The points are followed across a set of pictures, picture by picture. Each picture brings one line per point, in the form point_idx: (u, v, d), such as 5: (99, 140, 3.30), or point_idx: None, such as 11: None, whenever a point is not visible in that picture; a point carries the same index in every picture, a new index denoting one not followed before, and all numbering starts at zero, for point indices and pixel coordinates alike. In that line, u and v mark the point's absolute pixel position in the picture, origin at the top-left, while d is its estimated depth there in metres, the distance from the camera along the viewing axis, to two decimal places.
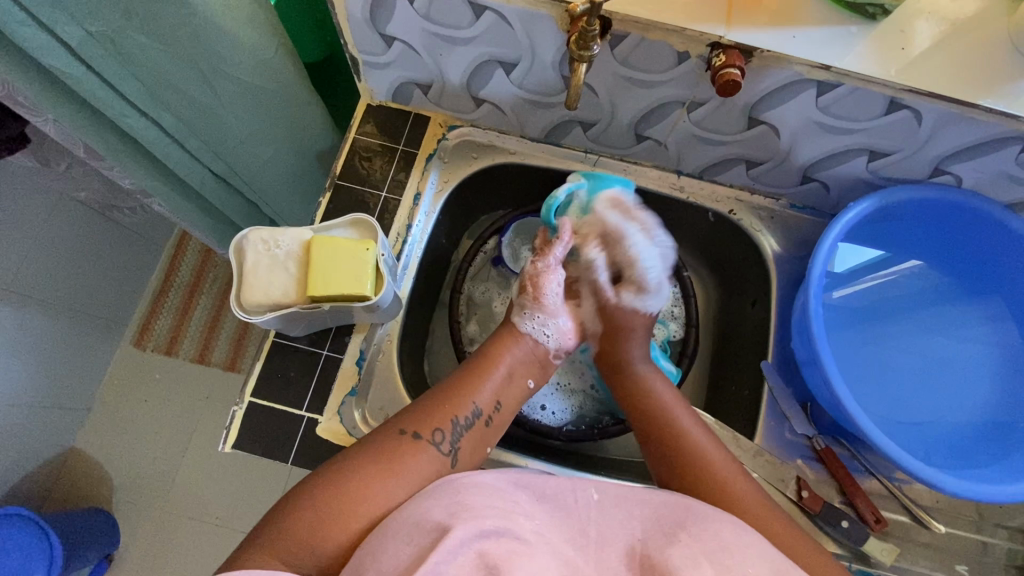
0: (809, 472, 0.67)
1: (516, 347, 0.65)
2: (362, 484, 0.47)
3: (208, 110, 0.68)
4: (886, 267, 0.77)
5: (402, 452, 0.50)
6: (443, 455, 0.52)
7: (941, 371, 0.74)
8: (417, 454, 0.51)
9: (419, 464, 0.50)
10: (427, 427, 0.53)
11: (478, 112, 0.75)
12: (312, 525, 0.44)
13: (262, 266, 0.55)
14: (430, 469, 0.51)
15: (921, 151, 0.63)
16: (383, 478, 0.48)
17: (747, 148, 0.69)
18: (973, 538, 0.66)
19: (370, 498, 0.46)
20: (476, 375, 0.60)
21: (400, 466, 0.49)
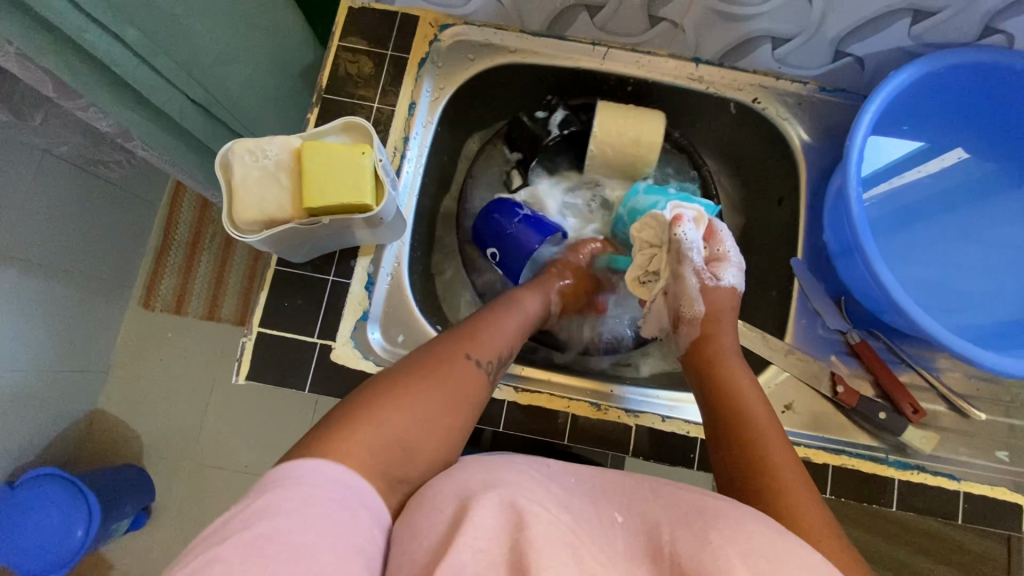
0: (842, 367, 0.64)
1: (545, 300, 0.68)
2: (435, 402, 0.49)
3: (173, 21, 0.62)
4: (927, 160, 0.71)
5: (464, 371, 0.53)
6: (489, 383, 0.55)
7: (970, 270, 0.71)
8: (473, 375, 0.53)
9: (475, 389, 0.53)
10: (483, 353, 0.56)
11: (471, 5, 0.67)
12: (389, 423, 0.45)
13: (252, 179, 0.51)
14: (480, 393, 0.54)
15: (973, 3, 0.54)
16: (438, 380, 0.50)
17: (775, 22, 0.61)
18: (1014, 424, 0.63)
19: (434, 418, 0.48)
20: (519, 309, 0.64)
21: (462, 387, 0.52)
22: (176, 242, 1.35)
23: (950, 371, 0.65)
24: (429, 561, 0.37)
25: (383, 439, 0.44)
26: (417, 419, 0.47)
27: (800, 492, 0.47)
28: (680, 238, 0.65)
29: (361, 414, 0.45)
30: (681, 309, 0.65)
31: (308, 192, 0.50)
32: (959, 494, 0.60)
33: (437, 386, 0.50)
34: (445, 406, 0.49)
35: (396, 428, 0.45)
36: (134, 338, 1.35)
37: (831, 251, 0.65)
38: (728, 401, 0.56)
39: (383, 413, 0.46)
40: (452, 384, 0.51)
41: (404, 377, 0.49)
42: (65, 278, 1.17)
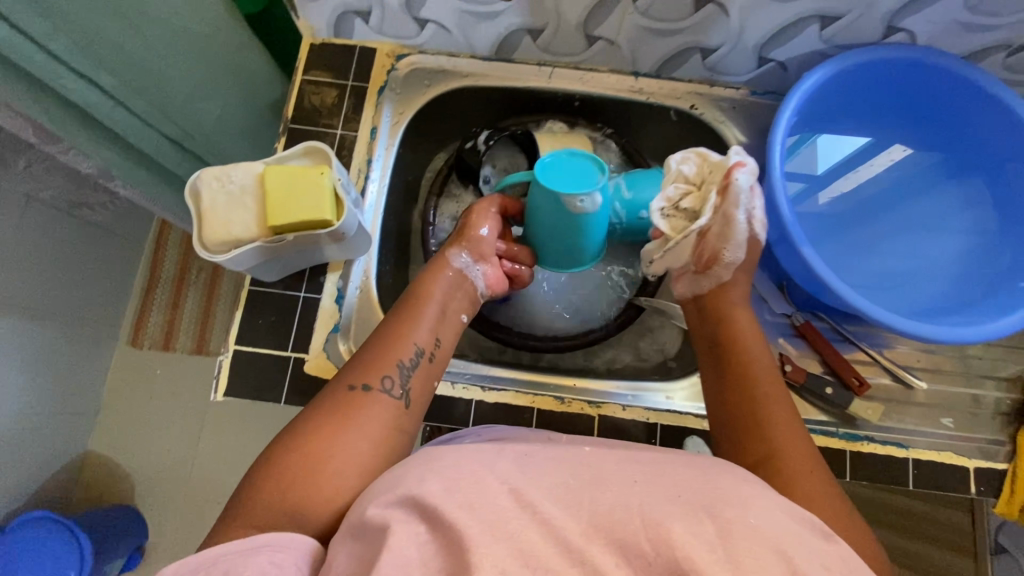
0: (790, 348, 0.68)
1: (446, 277, 0.65)
2: (320, 445, 0.48)
3: (145, 65, 0.66)
4: (874, 154, 0.75)
5: (352, 405, 0.51)
6: (396, 400, 0.54)
7: (917, 257, 0.73)
8: (365, 403, 0.52)
9: (376, 416, 0.52)
10: (371, 377, 0.54)
11: (423, 35, 0.73)
12: (276, 495, 0.46)
13: (219, 204, 0.55)
14: (383, 416, 0.52)
15: (871, 7, 0.60)
16: (323, 430, 0.49)
17: (700, 34, 0.67)
18: (954, 391, 0.68)
19: (329, 458, 0.48)
20: (417, 312, 0.61)
21: (353, 422, 0.50)
22: (163, 279, 1.39)
23: (893, 346, 0.69)
24: (397, 537, 0.39)
25: (277, 513, 0.45)
26: (308, 478, 0.47)
27: (799, 453, 0.51)
28: (738, 186, 0.57)
29: (250, 495, 0.46)
30: (721, 253, 0.62)
31: (273, 212, 0.54)
32: (908, 461, 0.64)
33: (321, 439, 0.49)
34: (339, 447, 0.49)
35: (286, 497, 0.46)
36: (123, 376, 1.37)
37: (768, 241, 0.68)
38: (738, 394, 0.57)
39: (269, 489, 0.46)
40: (341, 426, 0.50)
41: (287, 441, 0.49)
42: (54, 320, 1.20)
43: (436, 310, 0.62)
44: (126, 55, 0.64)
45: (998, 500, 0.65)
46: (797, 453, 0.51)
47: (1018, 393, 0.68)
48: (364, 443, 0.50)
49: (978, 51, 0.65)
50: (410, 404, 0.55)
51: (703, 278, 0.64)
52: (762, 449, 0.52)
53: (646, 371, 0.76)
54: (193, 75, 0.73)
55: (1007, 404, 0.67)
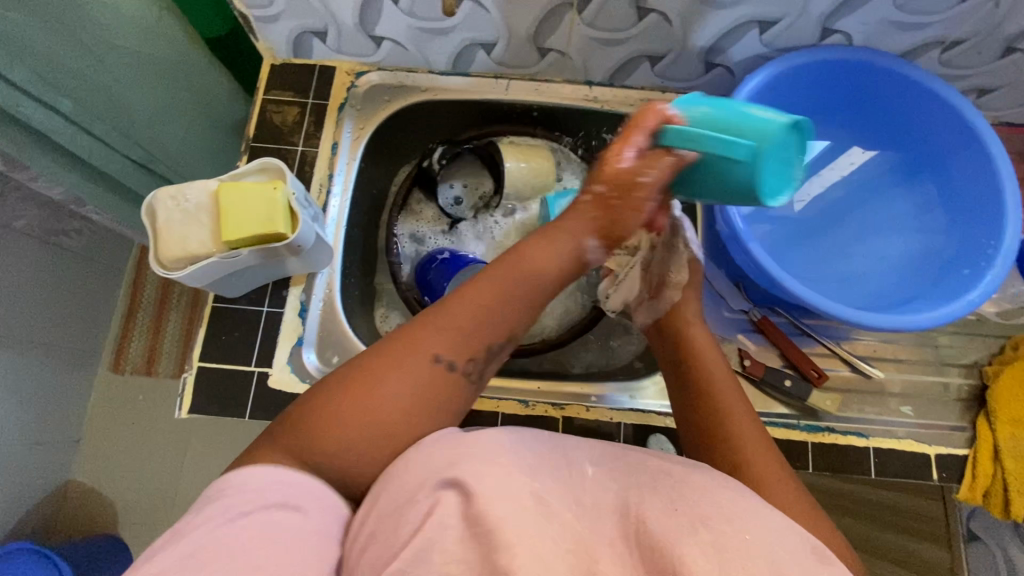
0: (749, 343, 0.69)
1: (560, 253, 0.50)
2: (374, 394, 0.42)
3: (106, 90, 0.68)
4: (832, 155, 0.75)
5: (423, 377, 0.43)
6: (468, 382, 0.46)
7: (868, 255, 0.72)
8: (437, 379, 0.44)
9: (443, 400, 0.44)
10: (461, 352, 0.45)
11: (380, 53, 0.75)
12: (317, 437, 0.41)
13: (174, 221, 0.55)
14: (447, 397, 0.44)
15: (805, 11, 0.62)
16: (380, 384, 0.42)
17: (647, 42, 0.69)
18: (912, 379, 0.69)
19: (380, 411, 0.42)
20: (494, 284, 0.47)
21: (412, 381, 0.43)
22: (144, 303, 1.39)
23: (852, 338, 0.70)
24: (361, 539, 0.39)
25: (323, 456, 0.41)
26: (345, 436, 0.41)
27: (766, 458, 0.51)
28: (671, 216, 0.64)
29: (290, 422, 0.43)
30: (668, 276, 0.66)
31: (227, 227, 0.55)
32: (869, 450, 0.65)
33: (375, 397, 0.42)
34: (392, 400, 0.42)
35: (322, 443, 0.41)
36: (104, 403, 1.36)
37: (723, 239, 0.70)
38: (703, 408, 0.56)
39: (313, 422, 0.42)
40: (394, 392, 0.42)
41: (335, 381, 0.43)
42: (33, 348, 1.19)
43: (513, 283, 0.47)
44: (86, 81, 0.65)
45: (959, 485, 0.66)
46: (765, 457, 0.51)
47: (975, 378, 0.69)
48: (419, 413, 0.43)
49: (914, 49, 0.67)
50: (477, 388, 0.47)
51: (658, 300, 0.66)
52: (733, 458, 0.51)
53: (609, 373, 0.77)
54: (156, 98, 0.74)
55: (966, 390, 0.68)
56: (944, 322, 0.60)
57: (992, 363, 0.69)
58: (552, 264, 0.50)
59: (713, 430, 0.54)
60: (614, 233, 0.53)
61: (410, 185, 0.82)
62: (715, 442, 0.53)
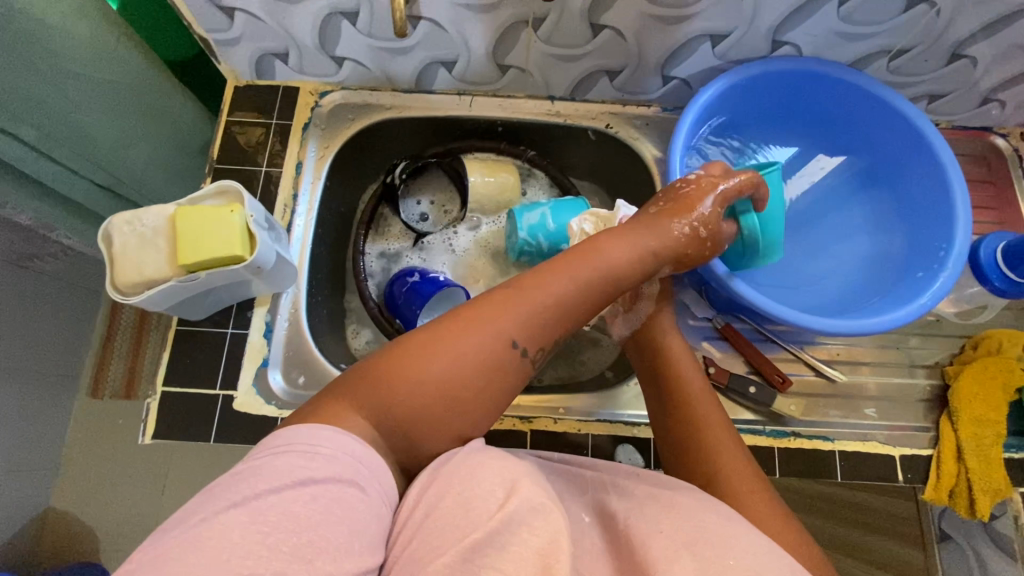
0: (715, 351, 0.70)
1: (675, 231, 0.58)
2: (469, 361, 0.45)
3: (66, 116, 0.68)
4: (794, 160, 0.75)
5: (502, 359, 0.46)
6: (529, 374, 0.48)
7: (824, 258, 0.72)
8: (512, 365, 0.46)
9: (511, 380, 0.47)
10: (531, 343, 0.47)
11: (342, 72, 0.75)
12: (406, 395, 0.43)
13: (131, 246, 0.55)
14: (513, 383, 0.47)
15: (753, 24, 0.64)
16: (471, 353, 0.45)
17: (604, 57, 0.70)
18: (876, 381, 0.70)
19: (465, 380, 0.44)
20: (578, 274, 0.51)
21: (500, 355, 0.46)
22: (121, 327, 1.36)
23: (814, 343, 0.71)
24: None
25: (403, 409, 0.43)
26: (435, 400, 0.44)
27: (740, 471, 0.53)
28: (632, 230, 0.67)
29: (385, 369, 0.44)
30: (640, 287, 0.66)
31: (184, 250, 0.55)
32: (834, 453, 0.65)
33: (465, 371, 0.45)
34: (480, 373, 0.45)
35: (416, 403, 0.43)
36: None
37: None
38: (685, 420, 0.57)
39: (408, 377, 0.43)
40: (482, 374, 0.45)
41: (422, 345, 0.45)
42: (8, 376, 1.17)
43: (591, 275, 0.51)
44: (46, 108, 0.65)
45: (925, 486, 0.66)
46: (739, 469, 0.53)
47: (937, 378, 0.70)
48: (491, 391, 0.46)
49: (860, 59, 0.69)
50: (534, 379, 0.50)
51: (633, 312, 0.66)
52: (708, 472, 0.53)
53: (580, 385, 0.77)
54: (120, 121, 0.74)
55: (928, 391, 0.69)
56: (896, 326, 0.61)
57: (953, 363, 0.70)
58: (632, 261, 0.54)
59: (689, 445, 0.56)
60: (685, 260, 0.60)
61: (378, 202, 0.82)
62: (692, 456, 0.55)
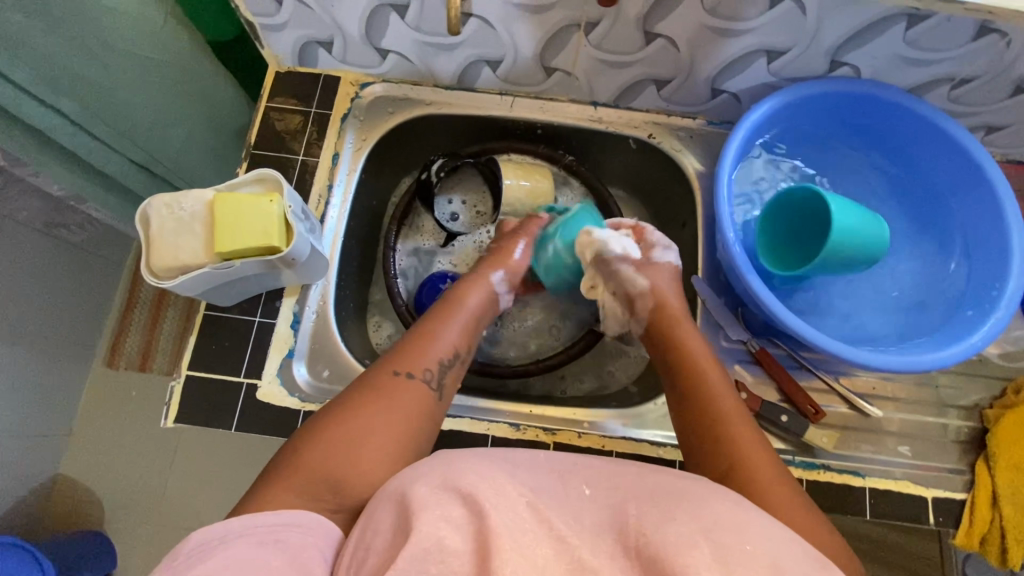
0: (747, 375, 0.68)
1: (484, 290, 0.68)
2: (346, 428, 0.50)
3: (109, 92, 0.67)
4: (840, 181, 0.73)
5: (393, 389, 0.54)
6: (432, 391, 0.56)
7: (871, 276, 0.69)
8: (404, 390, 0.54)
9: (409, 402, 0.54)
10: (415, 367, 0.57)
11: (385, 65, 0.74)
12: (318, 461, 0.48)
13: (168, 230, 0.55)
14: (417, 404, 0.54)
15: (814, 43, 0.62)
16: (364, 420, 0.51)
17: (653, 67, 0.69)
18: (910, 418, 0.68)
19: (355, 447, 0.49)
20: (450, 311, 0.64)
21: (388, 402, 0.53)
22: (141, 301, 1.38)
23: (850, 374, 0.69)
24: None
25: (316, 481, 0.47)
26: (342, 457, 0.48)
27: (766, 469, 0.50)
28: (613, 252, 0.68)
29: (287, 465, 0.48)
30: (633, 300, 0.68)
31: (219, 237, 0.54)
32: (864, 490, 0.64)
33: (359, 423, 0.51)
34: (371, 432, 0.50)
35: (324, 466, 0.48)
36: (97, 399, 1.34)
37: (724, 266, 0.69)
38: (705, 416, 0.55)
39: (310, 454, 0.48)
40: (379, 416, 0.52)
41: (313, 430, 0.50)
42: (28, 342, 1.18)
43: (468, 314, 0.65)
44: (89, 84, 0.65)
45: (956, 530, 0.64)
46: (767, 469, 0.50)
47: (976, 420, 0.68)
48: (391, 433, 0.51)
49: (921, 85, 0.66)
50: (443, 399, 0.57)
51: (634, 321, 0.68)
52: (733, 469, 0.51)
53: (606, 398, 0.75)
54: (159, 101, 0.74)
55: (966, 432, 0.67)
56: (944, 366, 0.59)
57: (994, 406, 0.68)
58: (488, 297, 0.68)
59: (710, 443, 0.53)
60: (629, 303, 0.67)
61: (413, 199, 0.81)
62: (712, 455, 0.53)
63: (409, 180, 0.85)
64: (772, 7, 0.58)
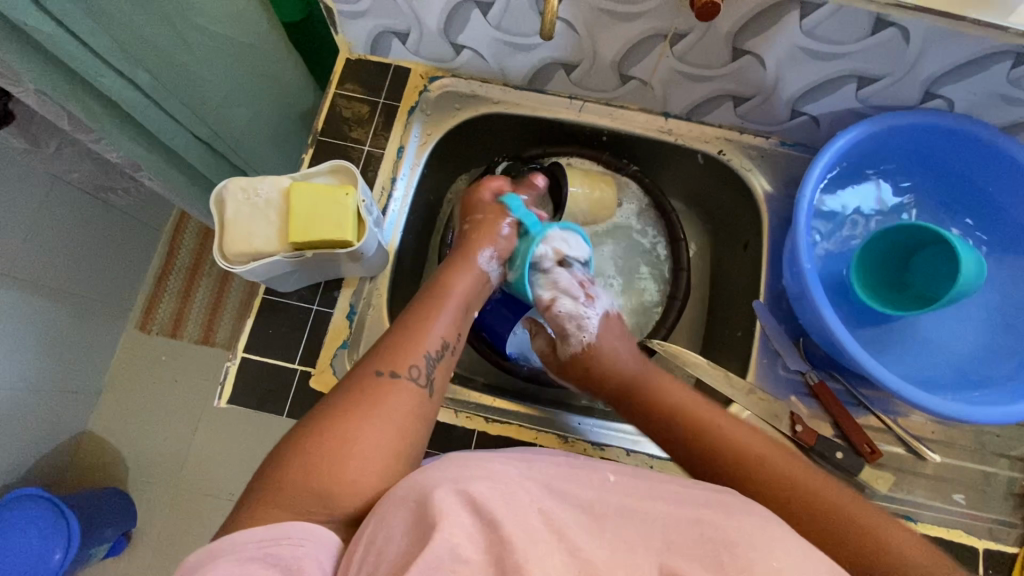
0: (802, 407, 0.67)
1: (472, 273, 0.65)
2: (327, 437, 0.47)
3: (185, 68, 0.67)
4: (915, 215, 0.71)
5: (375, 392, 0.51)
6: (419, 389, 0.53)
7: (939, 317, 0.67)
8: (388, 390, 0.51)
9: (394, 402, 0.51)
10: (399, 364, 0.54)
11: (457, 60, 0.73)
12: (303, 474, 0.45)
13: (243, 215, 0.55)
14: (405, 404, 0.51)
15: (911, 72, 0.59)
16: (352, 430, 0.48)
17: (735, 83, 0.67)
18: (966, 466, 0.66)
19: (340, 458, 0.46)
20: (435, 303, 0.60)
21: (374, 406, 0.50)
22: (176, 268, 1.37)
23: (909, 415, 0.67)
24: None
25: (306, 498, 0.45)
26: (327, 469, 0.46)
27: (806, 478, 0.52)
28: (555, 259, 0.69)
29: (271, 480, 0.46)
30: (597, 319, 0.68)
31: (293, 228, 0.54)
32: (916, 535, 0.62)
33: (344, 430, 0.48)
34: (360, 436, 0.48)
35: (310, 481, 0.45)
36: (127, 361, 1.34)
37: (788, 295, 0.68)
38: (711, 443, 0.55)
39: (295, 468, 0.46)
40: (362, 423, 0.49)
41: (288, 447, 0.48)
42: (72, 301, 1.19)
43: (454, 305, 0.61)
44: (167, 59, 0.65)
45: None
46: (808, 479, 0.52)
47: None
48: (379, 436, 0.48)
49: (1014, 124, 0.63)
50: (433, 394, 0.54)
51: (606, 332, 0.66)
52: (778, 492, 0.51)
53: None
54: (229, 79, 0.74)
55: None
56: (1015, 419, 0.58)
57: None
58: (475, 286, 0.64)
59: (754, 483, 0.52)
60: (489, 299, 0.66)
61: None
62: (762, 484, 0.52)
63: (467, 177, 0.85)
64: (873, 33, 0.56)
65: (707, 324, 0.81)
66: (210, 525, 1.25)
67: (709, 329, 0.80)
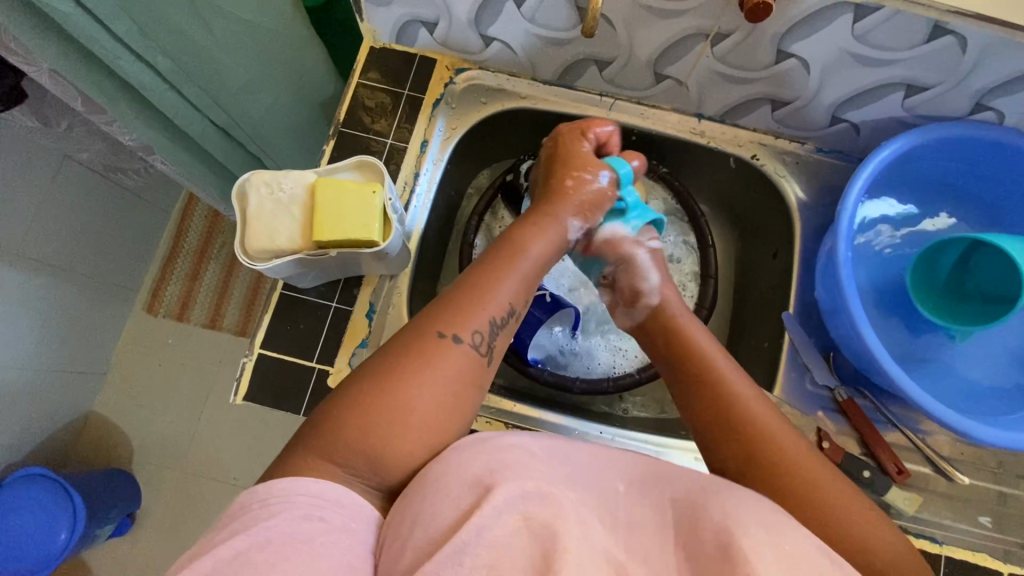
0: (828, 423, 0.66)
1: (555, 236, 0.60)
2: (392, 394, 0.44)
3: (204, 52, 0.65)
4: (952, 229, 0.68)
5: (433, 353, 0.47)
6: (479, 355, 0.49)
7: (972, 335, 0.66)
8: (446, 353, 0.47)
9: (456, 366, 0.47)
10: (461, 327, 0.49)
11: (486, 53, 0.71)
12: (355, 433, 0.43)
13: (267, 211, 0.54)
14: (466, 368, 0.48)
15: (963, 82, 0.57)
16: (414, 394, 0.45)
17: (774, 86, 0.64)
18: (993, 489, 0.64)
19: (396, 425, 0.44)
20: (505, 265, 0.54)
21: (437, 370, 0.46)
22: (185, 252, 1.34)
23: (936, 435, 0.66)
24: None
25: (358, 456, 0.43)
26: (385, 426, 0.43)
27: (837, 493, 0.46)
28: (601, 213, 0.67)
29: (324, 428, 0.44)
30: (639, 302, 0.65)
31: (318, 226, 0.53)
32: (941, 557, 0.60)
33: (403, 387, 0.45)
34: (420, 398, 0.45)
35: (364, 439, 0.43)
36: (134, 344, 1.32)
37: (821, 308, 0.67)
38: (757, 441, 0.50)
39: (348, 421, 0.43)
40: (419, 382, 0.45)
41: (348, 397, 0.45)
42: (79, 282, 1.17)
43: (525, 269, 0.55)
44: (189, 43, 0.62)
45: None
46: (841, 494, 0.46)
47: None
48: (436, 401, 0.46)
49: None
50: (491, 364, 0.51)
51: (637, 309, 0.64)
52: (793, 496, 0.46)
53: (672, 426, 0.73)
54: (249, 63, 0.71)
55: None
56: None
57: None
58: (549, 252, 0.59)
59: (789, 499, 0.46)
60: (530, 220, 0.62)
61: (496, 197, 0.79)
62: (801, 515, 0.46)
63: (489, 172, 0.83)
64: (929, 40, 0.53)
65: (730, 332, 0.79)
66: (214, 509, 1.25)
67: (732, 337, 0.79)
